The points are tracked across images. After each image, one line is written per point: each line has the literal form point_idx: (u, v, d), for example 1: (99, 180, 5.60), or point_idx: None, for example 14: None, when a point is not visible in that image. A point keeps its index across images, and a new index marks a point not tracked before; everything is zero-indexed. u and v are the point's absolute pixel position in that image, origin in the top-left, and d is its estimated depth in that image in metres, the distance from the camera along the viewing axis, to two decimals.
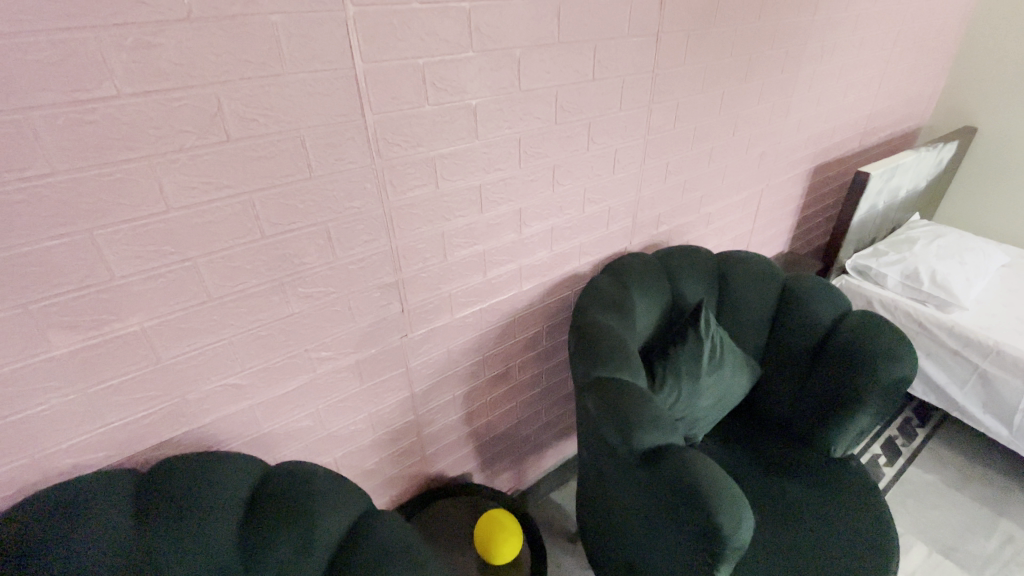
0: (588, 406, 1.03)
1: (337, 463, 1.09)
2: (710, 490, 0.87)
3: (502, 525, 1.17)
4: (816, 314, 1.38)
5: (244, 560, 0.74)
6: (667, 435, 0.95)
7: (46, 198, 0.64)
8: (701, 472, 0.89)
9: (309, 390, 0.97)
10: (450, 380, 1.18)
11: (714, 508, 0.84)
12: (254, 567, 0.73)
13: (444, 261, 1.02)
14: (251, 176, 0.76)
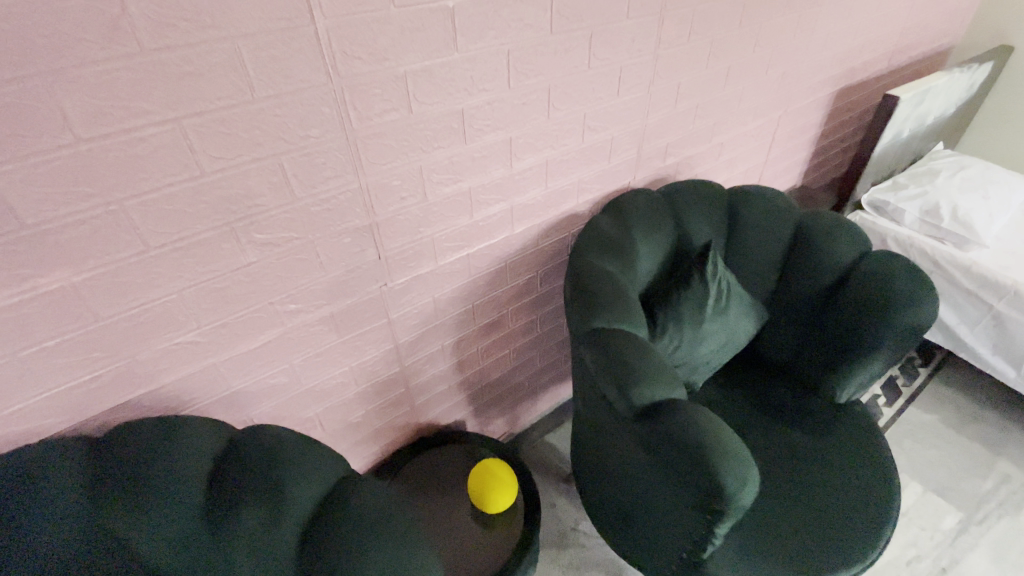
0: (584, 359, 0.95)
1: (320, 418, 1.03)
2: (712, 449, 0.80)
3: (496, 475, 1.14)
4: (833, 254, 1.27)
5: (208, 532, 0.68)
6: (668, 389, 0.88)
7: None
8: (703, 430, 0.82)
9: (280, 346, 0.89)
10: (437, 331, 1.10)
11: (716, 468, 0.79)
12: (218, 540, 0.67)
13: (423, 201, 0.90)
14: (181, 101, 0.63)
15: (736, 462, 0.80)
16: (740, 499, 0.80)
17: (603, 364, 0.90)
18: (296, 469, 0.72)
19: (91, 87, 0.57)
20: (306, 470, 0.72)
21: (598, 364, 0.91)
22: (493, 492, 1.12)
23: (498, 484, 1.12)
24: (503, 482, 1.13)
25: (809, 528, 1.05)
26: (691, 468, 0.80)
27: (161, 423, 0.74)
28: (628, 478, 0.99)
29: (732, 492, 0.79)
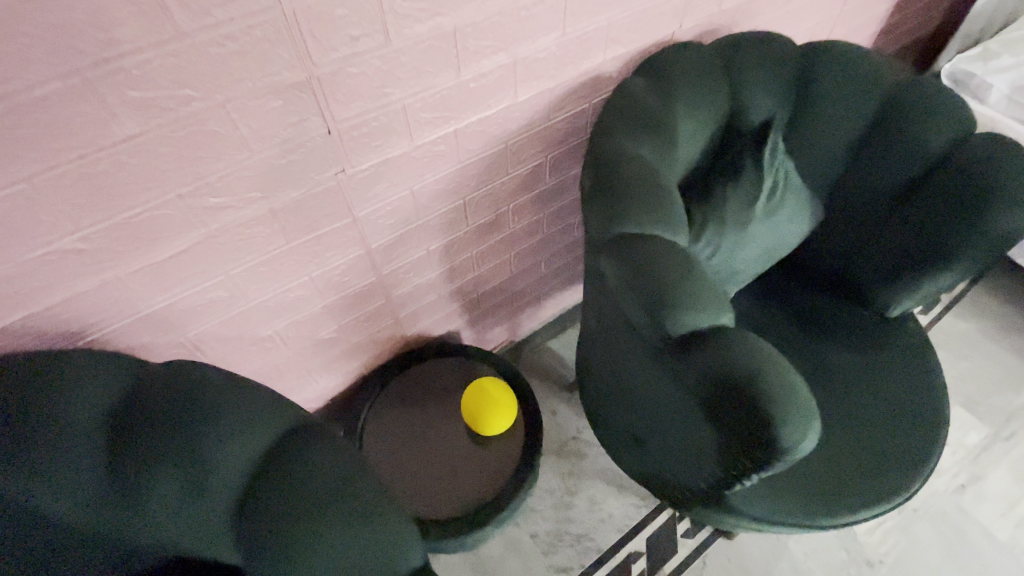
0: (605, 272, 0.74)
1: (281, 337, 0.85)
2: (768, 393, 0.63)
3: (494, 397, 1.01)
4: (926, 137, 0.99)
5: (119, 496, 0.53)
6: (714, 314, 0.67)
7: None
8: (758, 369, 0.64)
9: (208, 254, 0.67)
10: (420, 233, 0.87)
11: (771, 417, 0.62)
12: (134, 504, 0.53)
13: (386, 46, 0.62)
14: None
15: (796, 408, 0.63)
16: (795, 451, 0.64)
17: (630, 282, 0.68)
18: (228, 418, 0.56)
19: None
20: (237, 421, 0.56)
21: (623, 281, 0.69)
22: (490, 415, 1.00)
23: (496, 407, 1.00)
24: (501, 406, 1.00)
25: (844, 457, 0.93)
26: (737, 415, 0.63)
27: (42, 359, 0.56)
28: (651, 408, 0.83)
29: (787, 444, 0.63)
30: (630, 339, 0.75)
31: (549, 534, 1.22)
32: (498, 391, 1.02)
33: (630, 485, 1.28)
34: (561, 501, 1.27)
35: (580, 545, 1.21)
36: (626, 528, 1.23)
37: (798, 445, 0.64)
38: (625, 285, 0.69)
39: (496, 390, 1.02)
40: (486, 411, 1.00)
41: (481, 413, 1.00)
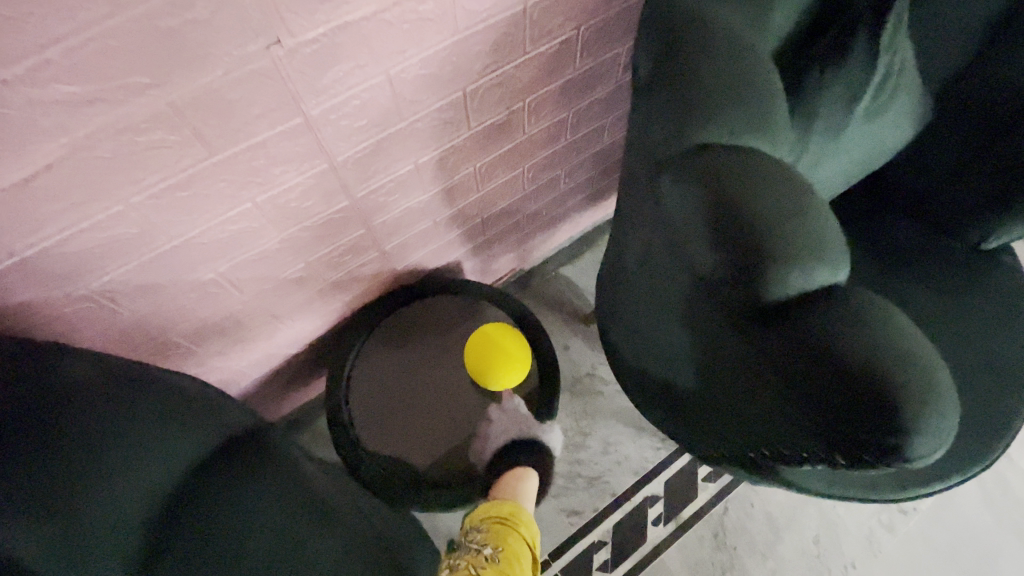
0: (664, 202, 0.52)
1: (231, 282, 0.65)
2: (890, 388, 0.44)
3: (505, 346, 0.88)
4: None
5: None
6: (829, 270, 0.47)
7: None
8: (877, 349, 0.45)
9: (84, 173, 0.45)
10: (405, 140, 0.63)
11: (887, 422, 0.44)
12: None
13: None
14: None
15: (936, 405, 0.45)
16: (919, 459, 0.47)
17: (716, 217, 0.46)
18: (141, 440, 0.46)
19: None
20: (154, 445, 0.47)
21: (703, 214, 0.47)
22: (504, 367, 0.88)
23: (510, 357, 0.88)
24: (515, 354, 0.88)
25: None
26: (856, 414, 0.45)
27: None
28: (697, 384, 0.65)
29: (917, 453, 0.45)
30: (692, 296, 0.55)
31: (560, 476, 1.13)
32: (509, 338, 0.89)
33: (648, 427, 1.17)
34: (573, 443, 1.15)
35: (593, 488, 1.12)
36: (643, 471, 1.13)
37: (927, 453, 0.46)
38: (706, 220, 0.47)
39: (507, 338, 0.89)
40: (498, 364, 0.88)
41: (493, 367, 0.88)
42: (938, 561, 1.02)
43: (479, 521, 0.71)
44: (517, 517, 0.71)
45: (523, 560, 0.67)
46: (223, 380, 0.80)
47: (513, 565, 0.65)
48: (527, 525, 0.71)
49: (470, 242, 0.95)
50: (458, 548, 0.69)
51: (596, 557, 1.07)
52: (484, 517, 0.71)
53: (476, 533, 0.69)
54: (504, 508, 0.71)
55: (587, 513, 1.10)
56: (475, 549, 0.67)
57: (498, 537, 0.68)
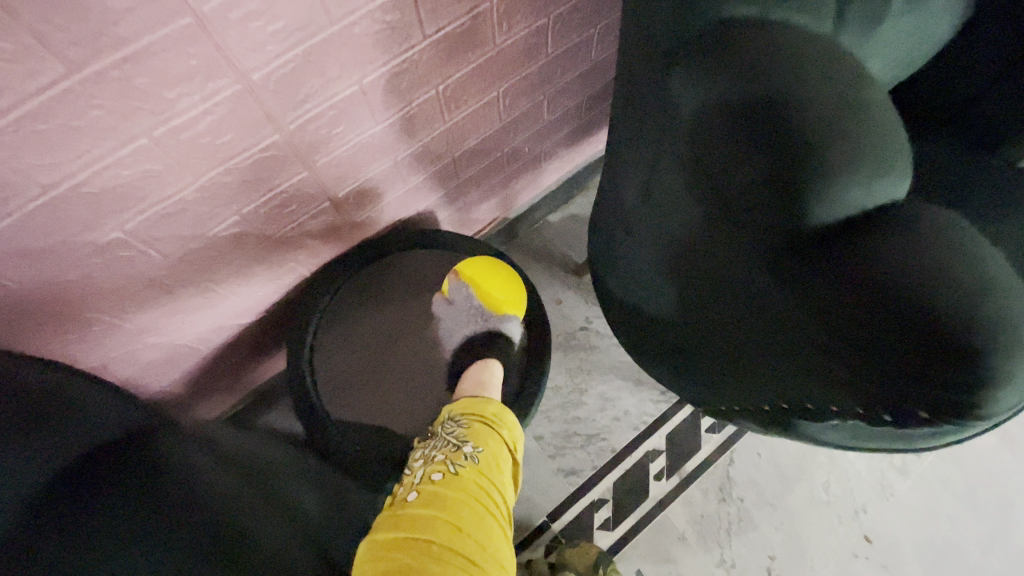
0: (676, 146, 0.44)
1: (147, 242, 0.54)
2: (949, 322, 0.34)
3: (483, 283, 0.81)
4: None
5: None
6: (887, 171, 0.38)
7: None
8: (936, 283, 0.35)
9: None
10: (342, 53, 0.50)
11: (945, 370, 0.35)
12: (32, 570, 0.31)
13: None
14: None
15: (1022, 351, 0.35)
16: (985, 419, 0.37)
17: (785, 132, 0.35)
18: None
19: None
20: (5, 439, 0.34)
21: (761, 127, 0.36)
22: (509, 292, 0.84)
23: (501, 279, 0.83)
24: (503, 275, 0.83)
25: None
26: (918, 346, 0.35)
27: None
28: (722, 347, 0.55)
29: (989, 407, 0.36)
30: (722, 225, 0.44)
31: (557, 436, 1.06)
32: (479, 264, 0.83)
33: (648, 379, 1.09)
34: (568, 401, 1.08)
35: (591, 446, 1.05)
36: (644, 425, 1.06)
37: (1003, 406, 0.36)
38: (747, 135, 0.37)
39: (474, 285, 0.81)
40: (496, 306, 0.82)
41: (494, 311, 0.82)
42: (956, 503, 0.98)
43: (458, 415, 0.67)
44: (500, 419, 0.67)
45: (503, 463, 0.63)
46: (168, 357, 0.70)
47: (492, 469, 0.61)
48: (510, 427, 0.68)
49: (443, 185, 0.82)
50: (432, 440, 0.65)
51: (597, 515, 1.00)
52: (465, 411, 0.67)
53: (454, 427, 0.65)
54: (488, 408, 0.68)
55: (586, 471, 1.04)
56: (453, 444, 0.63)
57: (479, 435, 0.64)
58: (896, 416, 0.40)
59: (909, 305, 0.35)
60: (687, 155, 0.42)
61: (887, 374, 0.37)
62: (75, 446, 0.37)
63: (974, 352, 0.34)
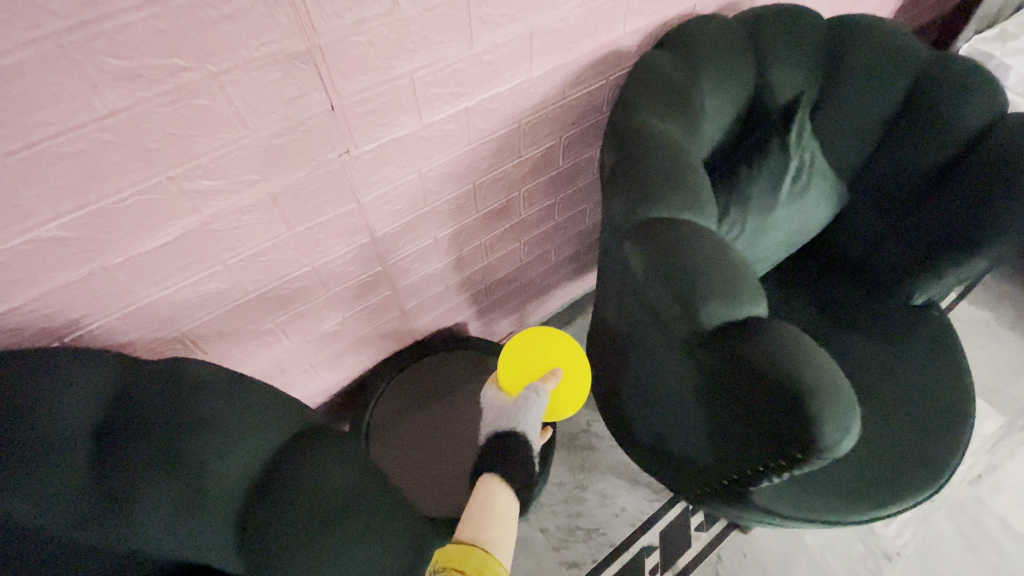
0: (628, 279, 0.72)
1: (282, 329, 0.81)
2: (796, 391, 0.58)
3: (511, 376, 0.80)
4: (960, 117, 0.91)
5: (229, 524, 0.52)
6: (752, 302, 0.63)
7: None
8: (785, 365, 0.59)
9: (202, 241, 0.62)
10: (427, 219, 0.83)
11: (799, 424, 0.58)
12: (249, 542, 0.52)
13: (397, 13, 0.56)
14: None
15: (841, 409, 0.58)
16: (835, 454, 0.59)
17: (684, 284, 0.62)
18: (225, 408, 0.52)
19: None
20: (255, 417, 0.53)
21: (671, 283, 0.63)
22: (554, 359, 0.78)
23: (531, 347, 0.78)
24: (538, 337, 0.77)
25: (866, 469, 0.86)
26: (780, 410, 0.58)
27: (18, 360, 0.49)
28: (686, 429, 0.77)
29: (828, 445, 0.58)
30: (662, 337, 0.69)
31: (561, 529, 1.18)
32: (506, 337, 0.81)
33: (643, 479, 1.24)
34: (571, 496, 1.22)
35: (592, 540, 1.16)
36: (639, 522, 1.19)
37: (841, 446, 0.59)
38: (667, 288, 0.63)
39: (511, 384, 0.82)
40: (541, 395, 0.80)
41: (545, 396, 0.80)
42: None
43: (440, 564, 0.57)
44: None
45: None
46: None
47: None
48: None
49: (475, 303, 1.11)
50: None
51: None
52: (446, 560, 0.57)
53: None
54: (471, 558, 0.56)
55: (587, 565, 1.14)
56: None
57: None
58: (786, 459, 0.62)
59: (769, 387, 0.59)
60: (637, 294, 0.69)
61: (771, 427, 0.60)
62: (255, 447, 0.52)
63: (813, 415, 0.57)
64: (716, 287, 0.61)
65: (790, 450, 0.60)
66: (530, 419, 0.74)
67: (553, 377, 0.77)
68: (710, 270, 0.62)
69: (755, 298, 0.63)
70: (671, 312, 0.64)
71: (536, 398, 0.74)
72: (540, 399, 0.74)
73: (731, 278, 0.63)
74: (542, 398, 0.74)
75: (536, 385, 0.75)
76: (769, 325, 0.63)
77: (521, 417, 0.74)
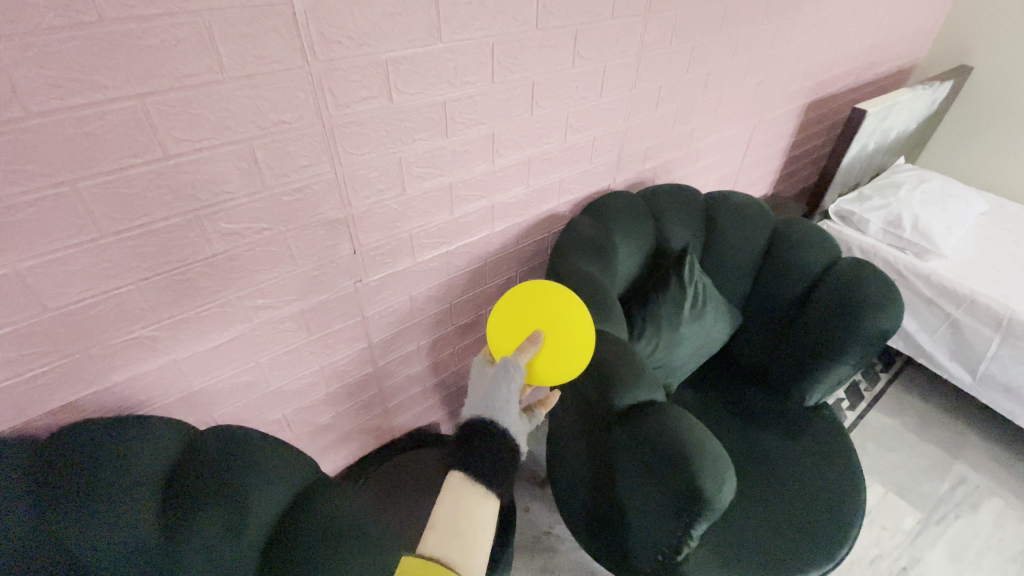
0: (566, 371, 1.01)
1: (287, 419, 0.99)
2: (682, 453, 0.81)
3: (502, 317, 0.86)
4: (804, 261, 1.28)
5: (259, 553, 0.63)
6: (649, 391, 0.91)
7: None
8: (674, 434, 0.83)
9: (246, 342, 0.84)
10: (412, 330, 1.08)
11: (687, 479, 0.79)
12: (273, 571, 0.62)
13: (402, 195, 0.88)
14: (165, 102, 0.60)
15: (714, 466, 0.81)
16: (718, 501, 0.80)
17: (602, 374, 0.91)
18: (263, 455, 0.69)
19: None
20: (286, 464, 0.70)
21: (593, 374, 0.92)
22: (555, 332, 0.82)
23: (550, 306, 0.82)
24: (551, 303, 0.82)
25: (775, 542, 1.03)
26: (672, 468, 0.81)
27: (122, 429, 0.68)
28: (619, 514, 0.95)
29: (710, 492, 0.79)
30: (594, 419, 0.94)
31: None
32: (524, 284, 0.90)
33: None
34: None
35: None
36: None
37: (719, 496, 0.80)
38: (591, 376, 0.92)
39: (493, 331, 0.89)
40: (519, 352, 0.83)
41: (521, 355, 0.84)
42: None
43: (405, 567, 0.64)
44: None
45: None
46: None
47: None
48: None
49: (447, 404, 1.33)
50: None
51: None
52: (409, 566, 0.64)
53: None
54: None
55: None
56: None
57: None
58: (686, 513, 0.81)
59: (663, 449, 0.82)
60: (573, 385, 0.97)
61: (669, 484, 0.81)
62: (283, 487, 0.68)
63: (695, 471, 0.80)
64: (623, 377, 0.90)
65: (685, 503, 0.80)
66: (505, 400, 0.76)
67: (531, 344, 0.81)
68: (619, 365, 0.92)
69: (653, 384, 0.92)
70: (595, 395, 0.91)
71: (509, 379, 0.76)
72: (514, 379, 0.76)
73: (634, 371, 0.92)
74: (515, 377, 0.76)
75: (510, 363, 0.77)
76: (663, 407, 0.89)
77: (494, 401, 0.77)
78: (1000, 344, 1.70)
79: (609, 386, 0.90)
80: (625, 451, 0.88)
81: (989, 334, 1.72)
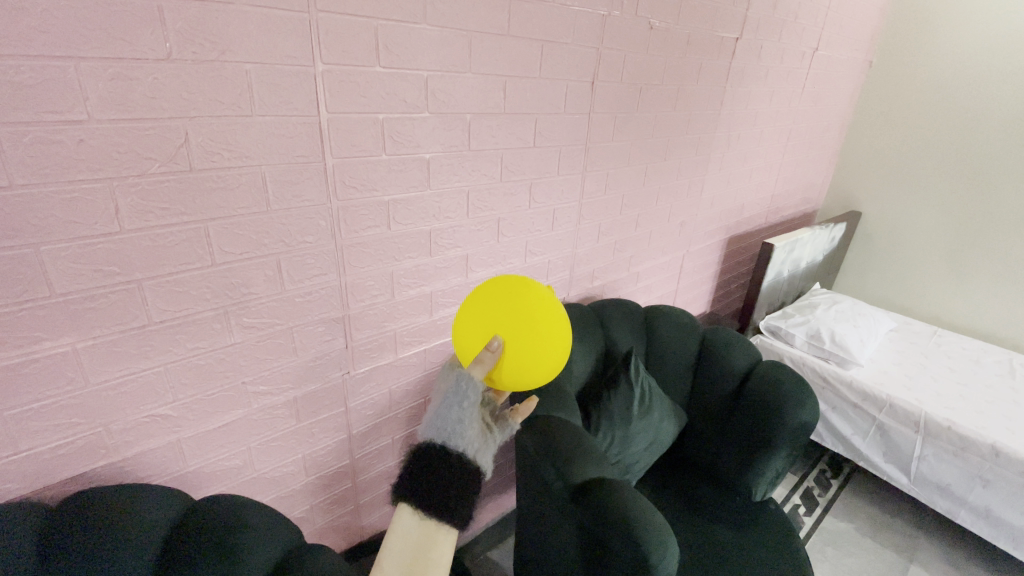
0: (528, 458, 1.12)
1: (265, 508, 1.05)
2: (627, 521, 0.92)
3: (515, 300, 0.83)
4: (730, 364, 1.51)
5: None
6: (599, 469, 1.04)
7: (10, 219, 0.64)
8: (620, 505, 0.94)
9: (242, 426, 0.95)
10: (390, 423, 1.20)
11: (634, 545, 0.89)
12: None
13: (391, 300, 1.07)
14: (221, 225, 0.81)
15: (657, 532, 0.91)
16: (662, 566, 0.89)
17: (557, 456, 1.05)
18: (254, 520, 0.77)
19: (104, 135, 0.67)
20: (273, 530, 0.78)
21: (550, 457, 1.05)
22: (520, 364, 0.83)
23: (545, 328, 0.84)
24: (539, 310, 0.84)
25: None
26: (619, 535, 0.91)
27: (130, 490, 0.76)
28: None
29: (654, 558, 0.88)
30: (552, 500, 1.05)
31: None
32: (555, 301, 0.89)
33: None
34: None
35: None
36: None
37: (662, 560, 0.89)
38: (548, 459, 1.05)
39: (492, 288, 0.86)
40: (485, 332, 0.82)
41: (483, 338, 0.83)
42: None
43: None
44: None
45: None
46: None
47: None
48: None
49: None
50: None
51: None
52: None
53: None
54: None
55: None
56: None
57: None
58: None
59: (610, 519, 0.93)
60: (534, 470, 1.10)
61: (619, 553, 0.90)
62: (269, 550, 0.76)
63: (639, 537, 0.90)
64: (575, 457, 1.04)
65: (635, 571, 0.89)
66: (457, 418, 0.77)
67: (496, 349, 0.79)
68: (572, 448, 1.06)
69: (602, 463, 1.05)
70: (552, 476, 1.04)
71: (461, 395, 0.77)
72: (466, 397, 0.77)
73: (584, 452, 1.06)
74: (467, 393, 0.77)
75: (463, 379, 0.77)
76: (610, 482, 1.00)
77: (449, 423, 0.77)
78: (923, 444, 1.88)
79: (563, 465, 1.03)
80: (579, 526, 0.97)
81: (911, 435, 1.90)
